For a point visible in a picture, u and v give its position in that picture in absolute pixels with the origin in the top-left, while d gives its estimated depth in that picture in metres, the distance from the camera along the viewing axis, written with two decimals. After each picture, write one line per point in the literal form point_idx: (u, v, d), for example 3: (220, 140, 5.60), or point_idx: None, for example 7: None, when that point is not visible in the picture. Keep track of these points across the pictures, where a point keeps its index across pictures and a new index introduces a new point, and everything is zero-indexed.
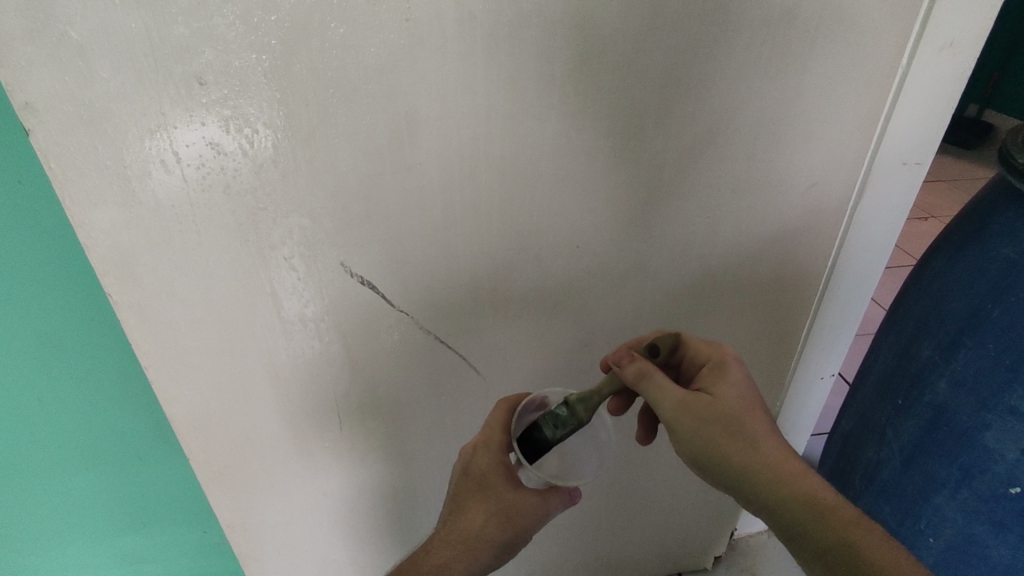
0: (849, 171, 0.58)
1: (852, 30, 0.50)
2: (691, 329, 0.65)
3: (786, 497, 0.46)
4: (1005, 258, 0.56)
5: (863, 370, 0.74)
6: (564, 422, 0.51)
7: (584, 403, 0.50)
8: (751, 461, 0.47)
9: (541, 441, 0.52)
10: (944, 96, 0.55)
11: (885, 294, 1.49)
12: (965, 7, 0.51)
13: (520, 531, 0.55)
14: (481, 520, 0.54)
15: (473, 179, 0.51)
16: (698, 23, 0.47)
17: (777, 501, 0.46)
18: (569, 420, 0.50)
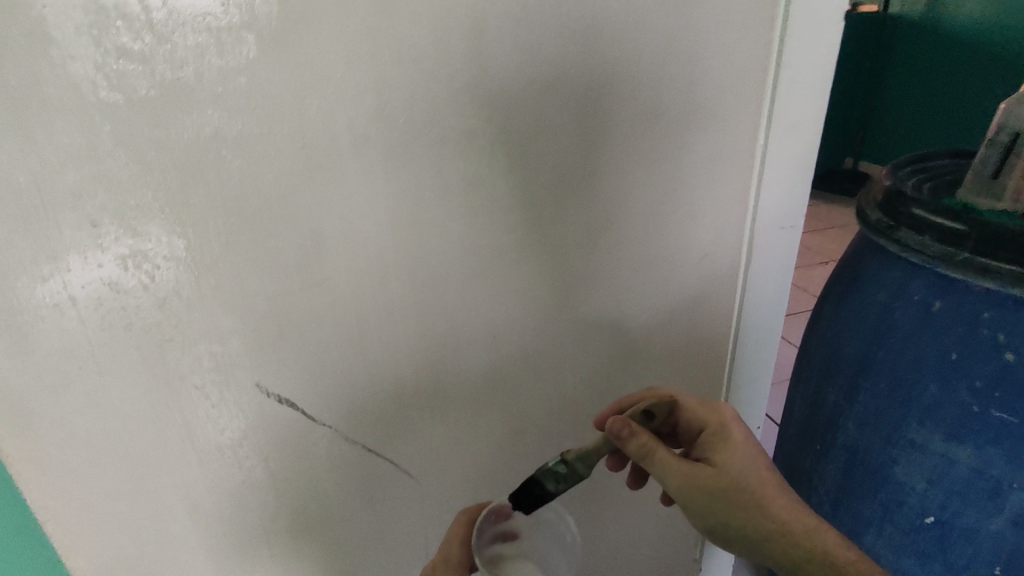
0: (733, 240, 0.64)
1: (711, 121, 0.57)
2: None
3: (785, 553, 0.50)
4: (878, 303, 0.63)
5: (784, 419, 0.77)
6: (563, 478, 0.50)
7: (584, 460, 0.49)
8: (761, 525, 0.50)
9: (542, 497, 0.50)
10: (802, 167, 0.63)
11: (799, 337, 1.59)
12: (803, 94, 0.59)
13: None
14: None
15: (385, 286, 0.52)
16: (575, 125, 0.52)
17: (777, 557, 0.51)
18: (573, 478, 0.49)
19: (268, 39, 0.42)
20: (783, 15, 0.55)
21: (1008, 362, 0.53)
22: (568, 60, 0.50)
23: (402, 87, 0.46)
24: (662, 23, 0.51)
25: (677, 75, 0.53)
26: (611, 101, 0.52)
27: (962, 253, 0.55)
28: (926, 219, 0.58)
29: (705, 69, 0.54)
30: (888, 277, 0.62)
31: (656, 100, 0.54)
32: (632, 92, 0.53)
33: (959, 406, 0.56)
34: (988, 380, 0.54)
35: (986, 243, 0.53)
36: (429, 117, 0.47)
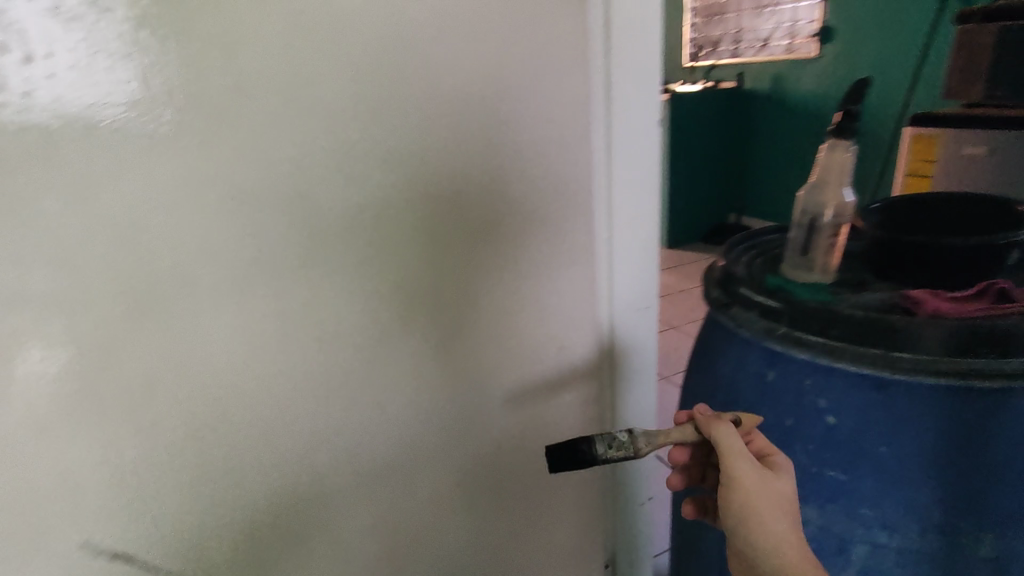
0: (590, 330, 0.68)
1: (547, 227, 0.61)
2: (500, 488, 0.69)
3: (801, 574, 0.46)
4: (726, 375, 0.67)
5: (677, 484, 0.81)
6: (619, 445, 0.52)
7: (646, 438, 0.52)
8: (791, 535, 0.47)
9: (586, 455, 0.52)
10: (649, 255, 0.68)
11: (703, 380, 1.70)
12: (638, 194, 0.64)
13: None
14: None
15: (236, 411, 0.53)
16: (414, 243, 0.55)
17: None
18: (628, 448, 0.52)
19: (71, 191, 0.43)
20: (606, 130, 0.60)
21: (830, 425, 0.58)
22: (396, 186, 0.53)
23: (223, 227, 0.48)
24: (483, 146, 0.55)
25: (505, 190, 0.58)
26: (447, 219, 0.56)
27: (781, 328, 0.59)
28: (752, 298, 0.64)
29: (533, 183, 0.59)
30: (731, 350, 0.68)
31: (490, 214, 0.58)
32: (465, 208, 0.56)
33: (798, 468, 0.60)
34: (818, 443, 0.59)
35: (798, 318, 0.59)
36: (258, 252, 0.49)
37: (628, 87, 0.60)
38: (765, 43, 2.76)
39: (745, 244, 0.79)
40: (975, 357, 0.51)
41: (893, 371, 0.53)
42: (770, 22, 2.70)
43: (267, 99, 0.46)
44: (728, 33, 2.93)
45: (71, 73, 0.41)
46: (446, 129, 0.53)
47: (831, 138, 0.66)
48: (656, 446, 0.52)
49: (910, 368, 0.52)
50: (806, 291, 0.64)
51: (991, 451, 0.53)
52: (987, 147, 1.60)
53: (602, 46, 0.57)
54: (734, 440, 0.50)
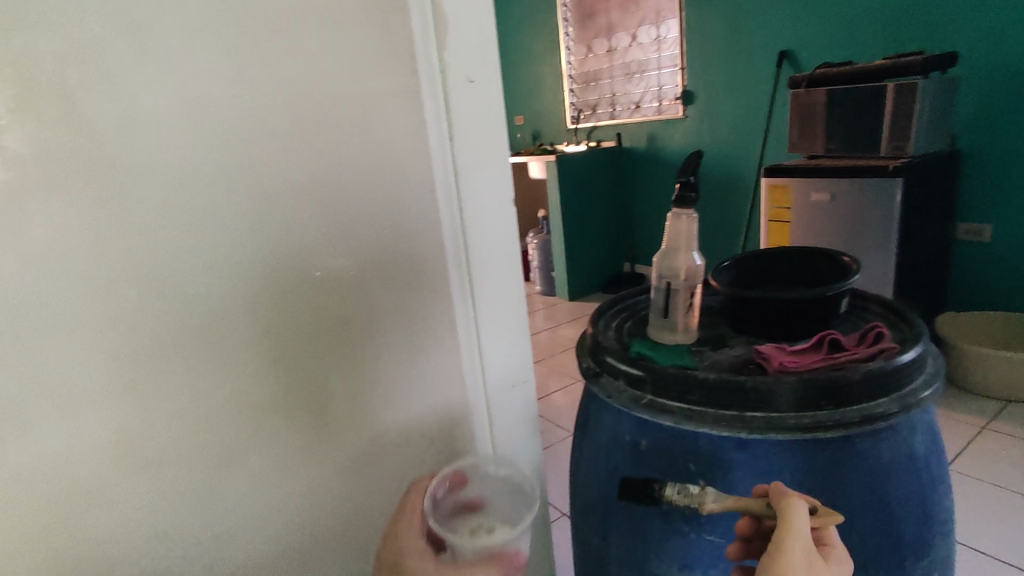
0: (465, 412, 0.65)
1: (402, 315, 0.59)
2: None
3: None
4: (603, 445, 0.68)
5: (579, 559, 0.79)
6: (684, 492, 0.55)
7: (717, 500, 0.52)
8: None
9: (649, 492, 0.57)
10: (518, 328, 0.67)
11: None
12: (499, 269, 0.64)
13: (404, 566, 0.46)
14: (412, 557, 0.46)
15: (53, 555, 0.47)
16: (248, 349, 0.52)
17: None
18: (693, 498, 0.53)
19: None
20: (457, 211, 0.61)
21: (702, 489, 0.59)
22: (221, 292, 0.50)
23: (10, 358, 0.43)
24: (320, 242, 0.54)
25: (349, 284, 0.56)
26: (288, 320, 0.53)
27: (646, 396, 0.61)
28: (618, 366, 0.65)
29: (382, 274, 0.57)
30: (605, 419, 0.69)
31: (335, 309, 0.56)
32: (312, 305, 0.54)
33: (680, 534, 0.61)
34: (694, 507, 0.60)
35: (659, 383, 0.61)
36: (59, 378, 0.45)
37: (472, 171, 0.61)
38: (638, 105, 2.98)
39: (614, 308, 0.81)
40: (816, 411, 0.54)
41: (746, 430, 0.55)
42: (640, 87, 2.93)
43: (58, 216, 0.43)
44: (605, 97, 3.15)
45: None
46: (274, 228, 0.51)
47: (675, 207, 0.70)
48: (718, 508, 0.51)
49: (761, 427, 0.54)
50: (666, 355, 0.65)
51: (846, 498, 0.56)
52: (828, 194, 1.80)
53: (441, 136, 0.58)
54: (802, 523, 0.44)
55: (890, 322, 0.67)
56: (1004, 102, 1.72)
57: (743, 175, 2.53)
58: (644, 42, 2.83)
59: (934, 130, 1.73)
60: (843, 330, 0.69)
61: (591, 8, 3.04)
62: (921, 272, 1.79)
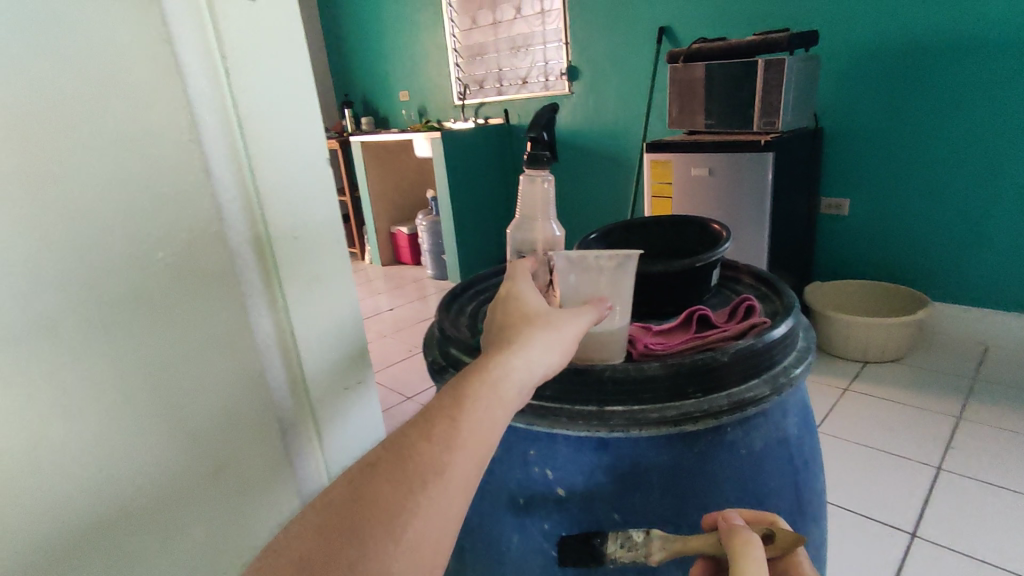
0: (286, 412, 0.58)
1: (184, 320, 0.49)
2: None
3: None
4: None
5: None
6: (632, 544, 0.45)
7: (665, 546, 0.43)
8: None
9: (595, 549, 0.46)
10: (344, 317, 0.62)
11: None
12: (313, 253, 0.57)
13: (531, 311, 0.41)
14: (532, 293, 0.44)
15: None
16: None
17: None
18: (639, 551, 0.44)
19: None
20: (248, 165, 0.50)
21: (560, 498, 0.50)
22: None
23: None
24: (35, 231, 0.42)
25: (96, 277, 0.44)
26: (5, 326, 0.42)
27: None
28: (462, 357, 0.55)
29: (141, 268, 0.46)
30: None
31: (88, 311, 0.44)
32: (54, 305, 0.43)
33: (540, 553, 0.51)
34: (553, 521, 0.50)
35: None
36: None
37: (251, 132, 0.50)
38: (524, 82, 2.89)
39: (469, 289, 0.71)
40: (683, 400, 0.46)
41: (605, 429, 0.46)
42: (526, 62, 2.84)
43: None
44: (492, 71, 3.02)
45: None
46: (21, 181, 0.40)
47: (528, 168, 0.59)
48: (670, 553, 0.43)
49: (620, 424, 0.45)
50: None
51: (716, 496, 0.49)
52: (706, 168, 1.81)
53: (215, 82, 0.47)
54: (755, 543, 0.38)
55: (762, 294, 0.62)
56: (858, 80, 1.81)
57: (628, 152, 2.53)
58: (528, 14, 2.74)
59: (799, 105, 1.78)
60: (715, 304, 0.62)
61: None
62: (789, 244, 1.86)
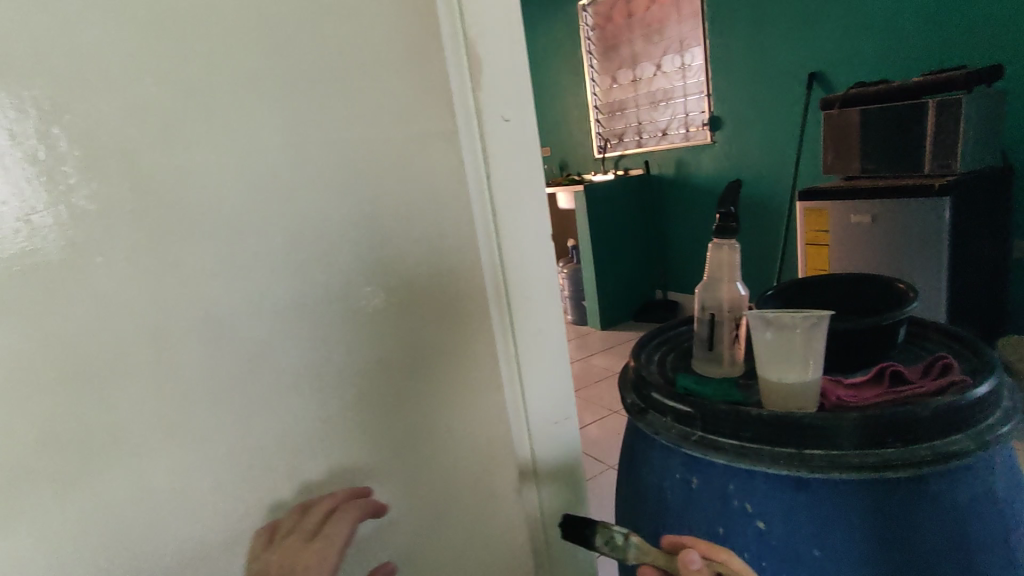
0: (508, 443, 0.67)
1: (450, 365, 0.61)
2: None
3: None
4: (654, 484, 0.66)
5: None
6: (614, 546, 0.51)
7: (641, 549, 0.50)
8: None
9: (579, 534, 0.53)
10: (556, 362, 0.69)
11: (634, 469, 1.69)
12: (537, 310, 0.66)
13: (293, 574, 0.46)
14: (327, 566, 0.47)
15: None
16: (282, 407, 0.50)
17: None
18: (620, 553, 0.51)
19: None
20: (495, 242, 0.62)
21: (761, 530, 0.56)
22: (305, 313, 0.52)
23: (66, 409, 0.43)
24: (370, 308, 0.55)
25: (396, 332, 0.57)
26: (356, 379, 0.55)
27: (695, 432, 0.59)
28: (665, 402, 0.63)
29: (431, 334, 0.59)
30: (652, 458, 0.67)
31: (391, 357, 0.57)
32: (376, 368, 0.56)
33: None
34: (754, 551, 0.57)
35: (710, 421, 0.58)
36: (115, 419, 0.45)
37: (508, 226, 0.62)
38: (664, 134, 2.99)
39: (654, 340, 0.80)
40: (883, 448, 0.51)
41: (807, 469, 0.52)
42: (666, 115, 2.95)
43: (123, 259, 0.44)
44: (631, 126, 3.16)
45: None
46: (358, 257, 0.54)
47: (714, 238, 0.70)
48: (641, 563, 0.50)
49: (820, 465, 0.52)
50: (714, 388, 0.63)
51: (922, 544, 0.52)
52: (869, 216, 1.75)
53: (478, 181, 0.60)
54: None
55: (957, 352, 0.64)
56: None
57: (776, 197, 2.50)
58: (668, 71, 2.85)
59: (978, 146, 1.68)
60: (905, 361, 0.65)
61: (614, 40, 3.09)
62: (973, 293, 1.71)
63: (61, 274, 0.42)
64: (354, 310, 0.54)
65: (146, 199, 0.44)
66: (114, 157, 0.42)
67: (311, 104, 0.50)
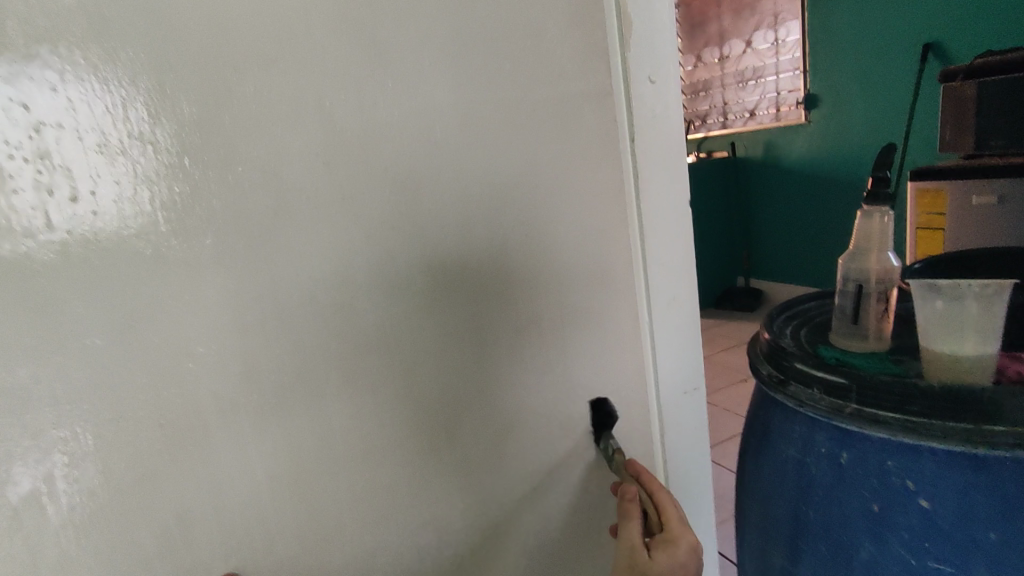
0: (641, 415, 0.64)
1: (597, 331, 0.59)
2: None
3: None
4: (793, 458, 0.64)
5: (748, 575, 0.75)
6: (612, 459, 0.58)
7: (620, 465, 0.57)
8: None
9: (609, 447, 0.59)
10: (687, 332, 0.66)
11: (727, 455, 1.64)
12: (670, 275, 0.63)
13: None
14: None
15: (300, 537, 0.47)
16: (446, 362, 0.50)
17: None
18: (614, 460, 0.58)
19: (79, 325, 0.37)
20: (635, 204, 0.59)
21: (925, 510, 0.53)
22: (470, 271, 0.50)
23: (258, 357, 0.43)
24: (529, 268, 0.53)
25: (552, 295, 0.55)
26: (513, 340, 0.53)
27: (850, 405, 0.56)
28: (811, 373, 0.60)
29: (583, 297, 0.57)
30: (793, 433, 0.64)
31: (546, 319, 0.55)
32: (533, 330, 0.55)
33: (898, 562, 0.55)
34: (914, 531, 0.54)
35: (867, 394, 0.55)
36: (301, 369, 0.44)
37: (653, 189, 0.60)
38: (753, 114, 2.85)
39: (784, 314, 0.77)
40: None
41: (988, 447, 0.48)
42: (756, 94, 2.81)
43: (312, 209, 0.43)
44: (717, 106, 3.04)
45: (115, 206, 0.37)
46: (520, 214, 0.52)
47: (866, 204, 0.67)
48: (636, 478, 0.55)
49: (1006, 442, 0.47)
50: (868, 363, 0.60)
51: None
52: (995, 196, 1.61)
53: (620, 141, 0.57)
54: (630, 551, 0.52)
55: None
56: None
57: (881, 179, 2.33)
58: (760, 47, 2.71)
59: None
60: None
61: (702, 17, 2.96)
62: None
63: (263, 219, 0.41)
64: (514, 269, 0.52)
65: (333, 147, 0.43)
66: (306, 104, 0.42)
67: (485, 56, 0.49)
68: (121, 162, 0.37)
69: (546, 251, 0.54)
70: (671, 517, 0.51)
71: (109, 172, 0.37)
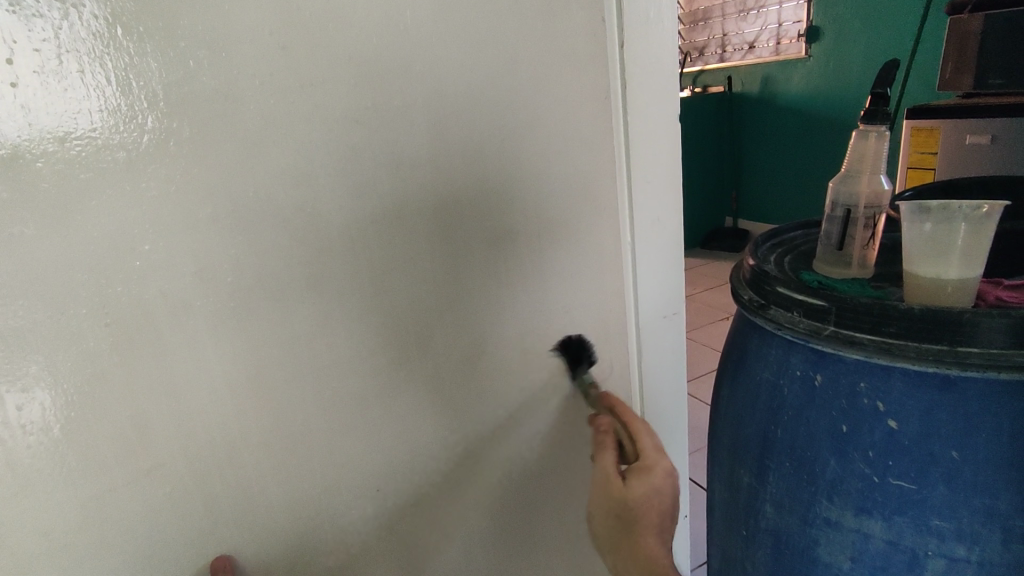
0: (618, 336, 0.63)
1: (576, 247, 0.57)
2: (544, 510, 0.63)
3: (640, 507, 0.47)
4: (767, 381, 0.64)
5: (716, 496, 0.77)
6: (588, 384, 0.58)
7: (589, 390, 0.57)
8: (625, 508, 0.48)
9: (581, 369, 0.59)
10: (670, 253, 0.64)
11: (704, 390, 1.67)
12: (655, 193, 0.60)
13: None
14: None
15: (266, 444, 0.46)
16: (416, 272, 0.48)
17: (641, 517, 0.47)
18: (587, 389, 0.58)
19: (7, 212, 0.34)
20: (622, 113, 0.56)
21: (892, 430, 0.54)
22: (441, 176, 0.47)
23: (213, 256, 0.40)
24: (507, 178, 0.51)
25: (531, 207, 0.53)
26: (488, 252, 0.51)
27: (829, 327, 0.55)
28: (791, 296, 0.59)
29: (563, 210, 0.55)
30: (769, 357, 0.64)
31: (523, 232, 0.53)
32: (509, 243, 0.52)
33: (860, 479, 0.56)
34: (879, 450, 0.55)
35: (847, 315, 0.54)
36: (260, 272, 0.42)
37: (641, 99, 0.56)
38: (752, 47, 2.75)
39: (770, 242, 0.76)
40: None
41: (959, 368, 0.48)
42: (756, 26, 2.69)
43: (266, 97, 0.39)
44: (715, 38, 2.92)
45: (38, 78, 0.33)
46: (497, 118, 0.49)
47: (862, 124, 0.65)
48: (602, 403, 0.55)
49: (977, 363, 0.47)
50: (850, 288, 0.59)
51: None
52: (989, 136, 1.58)
53: (609, 43, 0.53)
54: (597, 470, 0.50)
55: None
56: None
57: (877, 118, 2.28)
58: None
59: None
60: None
61: None
62: None
63: (212, 104, 0.38)
64: (489, 177, 0.50)
65: (288, 29, 0.39)
66: None
67: None
68: (39, 25, 0.33)
69: (524, 160, 0.51)
70: (644, 447, 0.50)
71: (26, 37, 0.33)
